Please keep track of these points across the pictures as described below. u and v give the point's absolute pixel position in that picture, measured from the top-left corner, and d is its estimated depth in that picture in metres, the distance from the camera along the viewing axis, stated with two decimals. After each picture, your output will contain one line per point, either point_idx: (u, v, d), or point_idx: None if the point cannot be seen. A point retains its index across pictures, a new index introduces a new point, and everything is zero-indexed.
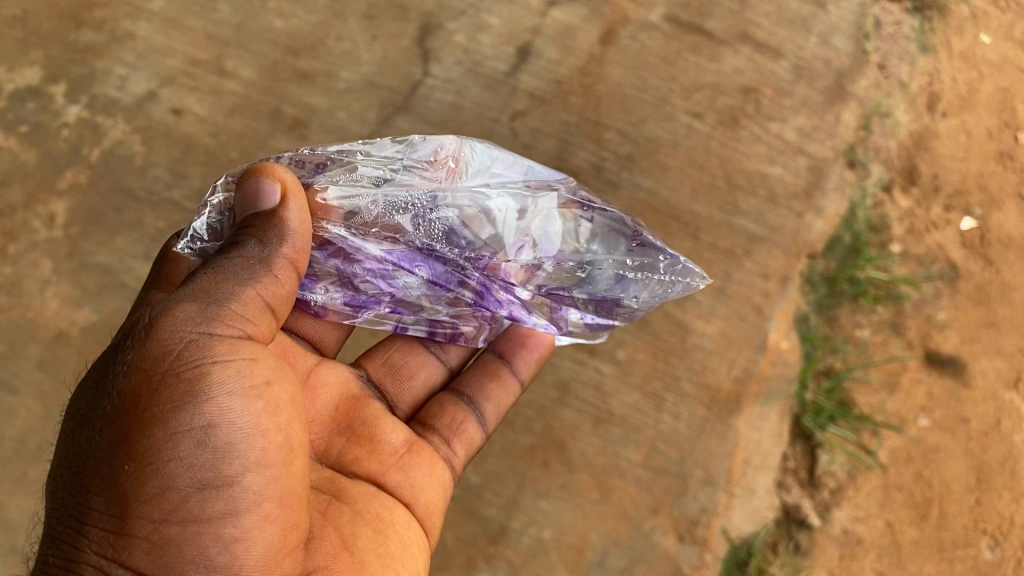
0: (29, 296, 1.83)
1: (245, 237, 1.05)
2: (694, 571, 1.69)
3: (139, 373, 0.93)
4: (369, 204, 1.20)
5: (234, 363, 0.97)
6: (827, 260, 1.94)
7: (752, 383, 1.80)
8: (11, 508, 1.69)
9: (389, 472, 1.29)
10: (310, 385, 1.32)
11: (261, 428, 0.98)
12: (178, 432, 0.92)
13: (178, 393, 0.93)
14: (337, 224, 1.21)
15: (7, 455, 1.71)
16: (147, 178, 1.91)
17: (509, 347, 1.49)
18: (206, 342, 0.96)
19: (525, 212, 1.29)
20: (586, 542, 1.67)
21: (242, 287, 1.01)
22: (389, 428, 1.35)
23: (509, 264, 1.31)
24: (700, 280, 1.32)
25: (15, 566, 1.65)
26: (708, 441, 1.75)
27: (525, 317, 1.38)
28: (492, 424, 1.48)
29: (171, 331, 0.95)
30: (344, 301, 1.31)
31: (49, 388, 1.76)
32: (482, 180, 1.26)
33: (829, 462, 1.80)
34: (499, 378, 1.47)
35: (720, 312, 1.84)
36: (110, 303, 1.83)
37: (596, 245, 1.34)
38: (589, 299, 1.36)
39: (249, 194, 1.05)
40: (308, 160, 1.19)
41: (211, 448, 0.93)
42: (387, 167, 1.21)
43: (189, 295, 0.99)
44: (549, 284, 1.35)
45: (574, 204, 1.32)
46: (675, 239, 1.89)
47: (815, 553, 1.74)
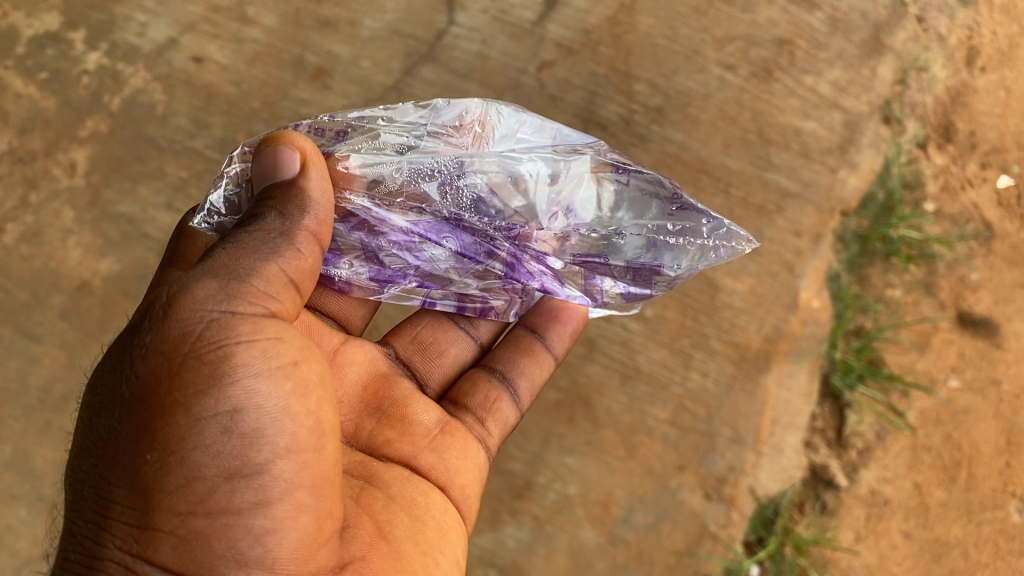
0: (52, 245, 1.81)
1: (265, 208, 1.00)
2: (721, 529, 1.67)
3: (159, 357, 0.89)
4: (393, 171, 1.18)
5: (259, 344, 0.92)
6: (860, 217, 1.90)
7: (782, 342, 1.77)
8: (37, 457, 1.68)
9: (422, 454, 1.24)
10: (336, 365, 1.28)
11: (290, 411, 0.93)
12: (202, 419, 0.87)
13: (201, 377, 0.88)
14: (360, 193, 1.18)
15: (32, 405, 1.71)
16: (169, 126, 1.88)
17: (541, 320, 1.43)
18: (228, 322, 0.91)
19: (557, 178, 1.24)
20: (611, 499, 1.66)
21: (264, 262, 0.95)
22: (420, 408, 1.29)
23: (540, 232, 1.27)
24: (745, 243, 1.26)
25: (40, 516, 1.65)
26: (737, 398, 1.73)
27: (558, 289, 1.32)
28: (527, 401, 1.43)
29: (191, 310, 0.90)
30: (369, 276, 1.26)
31: (73, 338, 1.75)
32: (511, 144, 1.22)
33: (858, 422, 1.77)
34: (534, 354, 1.42)
35: (751, 269, 1.80)
36: (133, 253, 1.81)
37: (630, 211, 1.28)
38: (626, 267, 1.29)
39: (268, 164, 1.00)
40: (328, 128, 1.18)
41: (238, 435, 0.89)
42: (411, 134, 1.19)
43: (208, 272, 0.93)
44: (583, 252, 1.29)
45: (608, 167, 1.27)
46: (705, 194, 1.86)
47: (841, 513, 1.73)
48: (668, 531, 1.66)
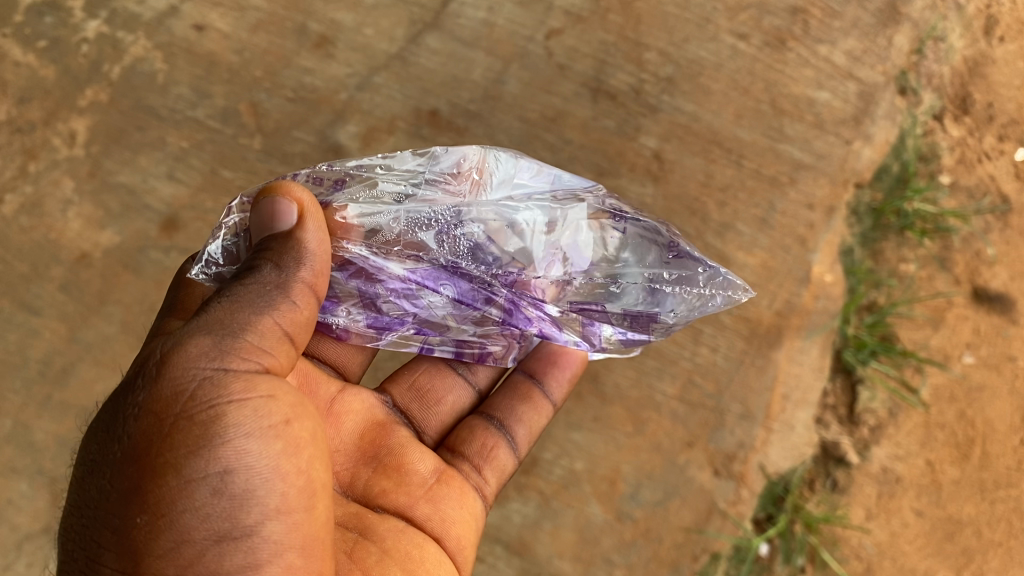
0: (52, 216, 1.79)
1: (260, 262, 0.98)
2: (730, 506, 1.65)
3: (151, 417, 0.88)
4: (390, 221, 1.14)
5: (250, 403, 0.90)
6: (874, 190, 1.86)
7: (794, 317, 1.74)
8: (37, 430, 1.66)
9: (418, 505, 1.21)
10: (333, 414, 1.26)
11: (280, 470, 0.91)
12: (192, 480, 0.86)
13: (193, 437, 0.87)
14: (357, 243, 1.14)
15: (32, 378, 1.69)
16: (170, 96, 1.84)
17: (540, 366, 1.40)
18: (221, 380, 0.90)
19: (554, 225, 1.18)
20: (619, 475, 1.63)
21: (258, 317, 0.94)
22: (417, 457, 1.26)
23: (539, 280, 1.20)
24: (743, 293, 1.20)
25: (41, 490, 1.63)
26: (747, 374, 1.69)
27: (556, 335, 1.25)
28: (524, 449, 1.40)
29: (184, 369, 0.89)
30: (367, 323, 1.22)
31: (73, 310, 1.72)
32: (510, 191, 1.18)
33: (871, 399, 1.74)
34: (532, 400, 1.39)
35: (763, 244, 1.78)
36: (133, 225, 1.78)
37: (627, 257, 1.22)
38: (624, 314, 1.22)
39: (264, 216, 0.99)
40: (326, 177, 1.14)
41: (227, 496, 0.87)
42: (408, 182, 1.15)
43: (202, 328, 0.93)
44: (580, 299, 1.23)
45: (605, 214, 1.21)
46: (717, 166, 1.82)
47: (852, 490, 1.70)
48: (677, 508, 1.64)
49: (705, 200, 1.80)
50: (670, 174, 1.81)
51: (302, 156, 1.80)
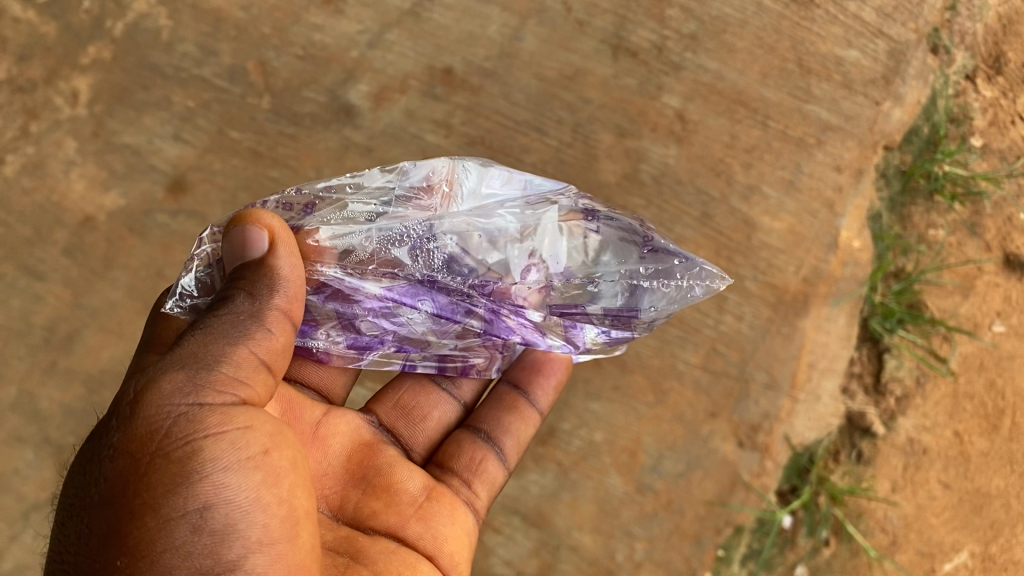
0: (54, 178, 1.73)
1: (235, 290, 0.93)
2: (754, 477, 1.60)
3: (127, 457, 0.83)
4: (363, 240, 1.07)
5: (228, 435, 0.85)
6: (903, 153, 1.79)
7: (821, 285, 1.68)
8: (42, 398, 1.62)
9: (410, 524, 1.13)
10: (318, 438, 1.17)
11: (262, 502, 0.85)
12: (170, 519, 0.81)
13: (169, 476, 0.82)
14: (331, 264, 1.06)
15: (37, 344, 1.65)
16: (175, 53, 1.78)
17: (524, 375, 1.35)
18: (196, 415, 0.85)
19: (528, 230, 1.13)
20: (640, 446, 1.59)
21: (232, 347, 0.89)
22: (405, 475, 1.19)
23: (517, 287, 1.14)
24: (720, 280, 1.14)
25: (47, 459, 1.60)
26: (773, 342, 1.64)
27: (539, 341, 1.18)
28: (514, 461, 1.33)
29: (158, 406, 0.85)
30: (347, 345, 1.15)
31: (78, 275, 1.68)
32: (480, 202, 1.12)
33: (897, 368, 1.68)
34: (518, 410, 1.33)
35: (789, 207, 1.72)
36: (138, 187, 1.72)
37: (603, 256, 1.16)
38: (605, 313, 1.16)
39: (236, 245, 0.94)
40: (295, 201, 1.07)
41: (208, 533, 0.82)
42: (378, 200, 1.08)
43: (175, 362, 0.87)
44: (561, 302, 1.16)
45: (578, 214, 1.16)
46: (742, 127, 1.76)
47: (878, 462, 1.65)
48: (699, 480, 1.59)
49: (729, 162, 1.74)
50: (694, 135, 1.75)
51: (312, 116, 1.74)
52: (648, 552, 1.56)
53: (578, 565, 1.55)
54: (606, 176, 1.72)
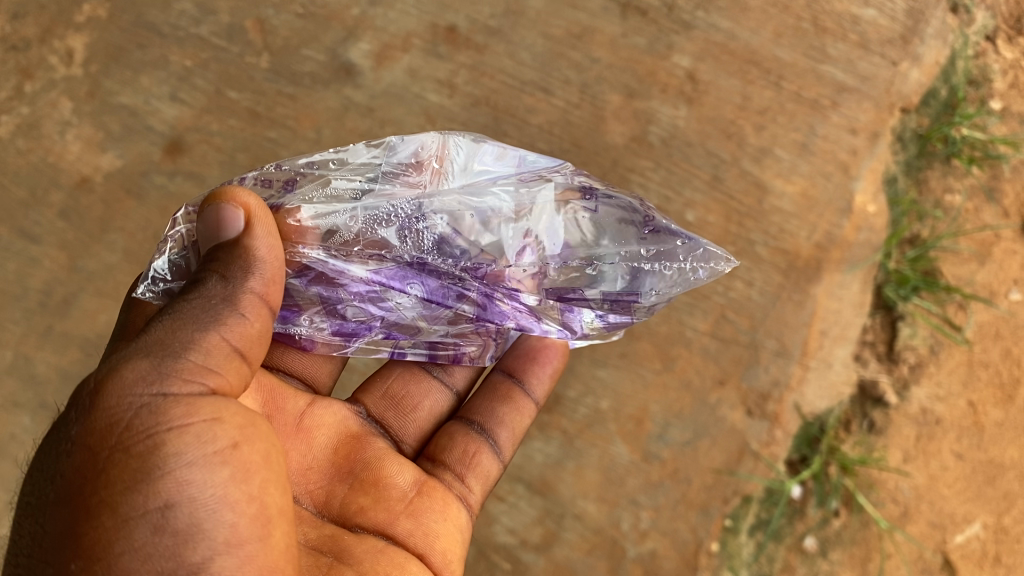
0: (49, 139, 1.69)
1: (207, 273, 0.87)
2: (763, 447, 1.56)
3: (86, 452, 0.78)
4: (347, 220, 1.02)
5: (193, 427, 0.79)
6: (920, 115, 1.74)
7: (834, 250, 1.64)
8: (39, 362, 1.60)
9: (399, 520, 1.08)
10: (303, 430, 1.12)
11: (229, 499, 0.79)
12: (129, 519, 0.75)
13: (129, 472, 0.76)
14: (314, 246, 1.01)
15: (33, 308, 1.61)
16: (172, 12, 1.73)
17: (519, 363, 1.28)
18: (160, 406, 0.79)
19: (524, 210, 1.07)
20: (646, 414, 1.54)
21: (202, 333, 0.83)
22: (395, 469, 1.13)
23: (511, 270, 1.08)
24: (726, 262, 1.08)
25: (44, 423, 1.57)
26: (783, 309, 1.59)
27: (533, 325, 1.13)
28: (509, 453, 1.27)
29: (119, 396, 0.79)
30: (332, 331, 1.11)
31: (74, 238, 1.64)
32: (471, 179, 1.07)
33: (911, 336, 1.64)
34: (513, 400, 1.27)
35: (802, 170, 1.67)
36: (135, 149, 1.68)
37: (600, 238, 1.10)
38: (604, 297, 1.11)
39: (209, 224, 0.88)
40: (275, 178, 1.02)
41: (170, 533, 0.75)
42: (364, 176, 1.03)
43: (140, 350, 0.82)
44: (559, 287, 1.10)
45: (575, 193, 1.10)
46: (754, 88, 1.70)
47: (890, 432, 1.61)
48: (707, 448, 1.55)
49: (741, 123, 1.69)
50: (705, 96, 1.70)
51: (312, 76, 1.70)
52: (654, 521, 1.53)
53: (582, 534, 1.51)
54: (614, 139, 1.67)
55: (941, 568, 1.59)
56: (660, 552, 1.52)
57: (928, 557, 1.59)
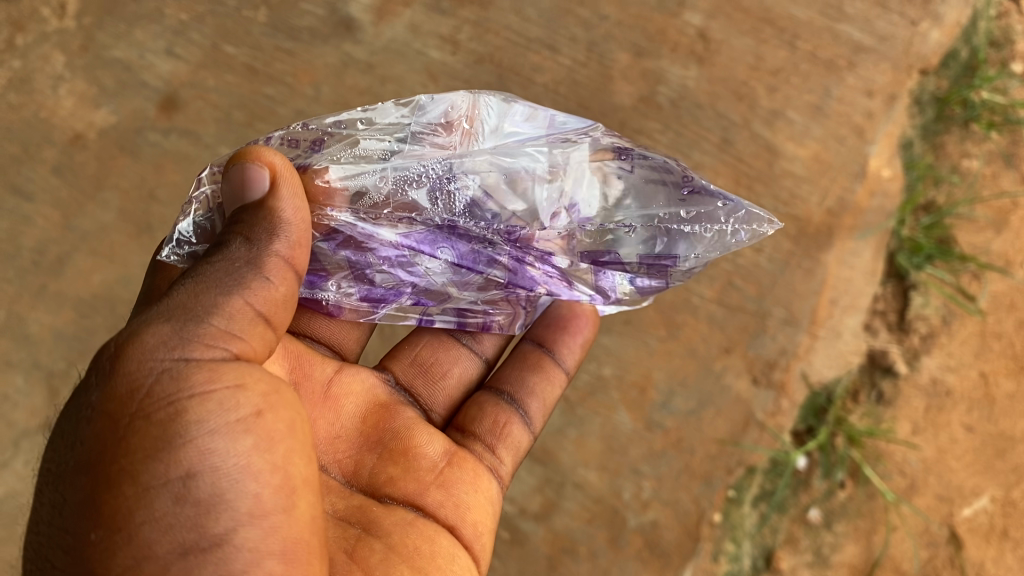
0: (41, 94, 1.64)
1: (230, 237, 0.83)
2: (769, 417, 1.51)
3: (104, 419, 0.72)
4: (377, 181, 0.97)
5: (217, 394, 0.74)
6: (939, 78, 1.68)
7: (847, 217, 1.59)
8: (32, 322, 1.55)
9: (429, 491, 1.03)
10: (330, 398, 1.08)
11: (253, 469, 0.73)
12: (150, 488, 0.69)
13: (149, 439, 0.71)
14: (343, 208, 0.97)
15: (25, 267, 1.57)
16: None
17: (549, 333, 1.24)
18: (182, 371, 0.74)
19: (557, 171, 1.03)
20: (650, 381, 1.49)
21: (225, 296, 0.78)
22: (425, 439, 1.09)
23: (543, 233, 1.06)
24: (768, 224, 1.03)
25: (38, 384, 1.52)
26: (792, 276, 1.54)
27: (564, 291, 1.12)
28: (540, 425, 1.23)
29: (139, 361, 0.74)
30: (360, 297, 1.06)
31: (67, 196, 1.60)
32: (502, 140, 1.02)
33: (923, 306, 1.60)
34: (544, 369, 1.23)
35: (815, 133, 1.62)
36: (130, 105, 1.63)
37: (630, 200, 1.05)
38: (640, 261, 1.08)
39: (234, 186, 0.84)
40: (302, 138, 0.96)
41: (192, 504, 0.70)
42: (393, 137, 0.98)
43: (161, 314, 0.77)
44: (592, 250, 1.08)
45: (610, 153, 1.05)
46: (767, 47, 1.65)
47: (899, 403, 1.58)
48: (711, 419, 1.49)
49: (753, 84, 1.63)
50: (716, 55, 1.64)
51: (311, 31, 1.65)
52: (656, 491, 1.46)
53: (582, 504, 1.45)
54: (622, 99, 1.61)
55: (948, 541, 1.55)
56: (661, 523, 1.45)
57: (934, 530, 1.55)
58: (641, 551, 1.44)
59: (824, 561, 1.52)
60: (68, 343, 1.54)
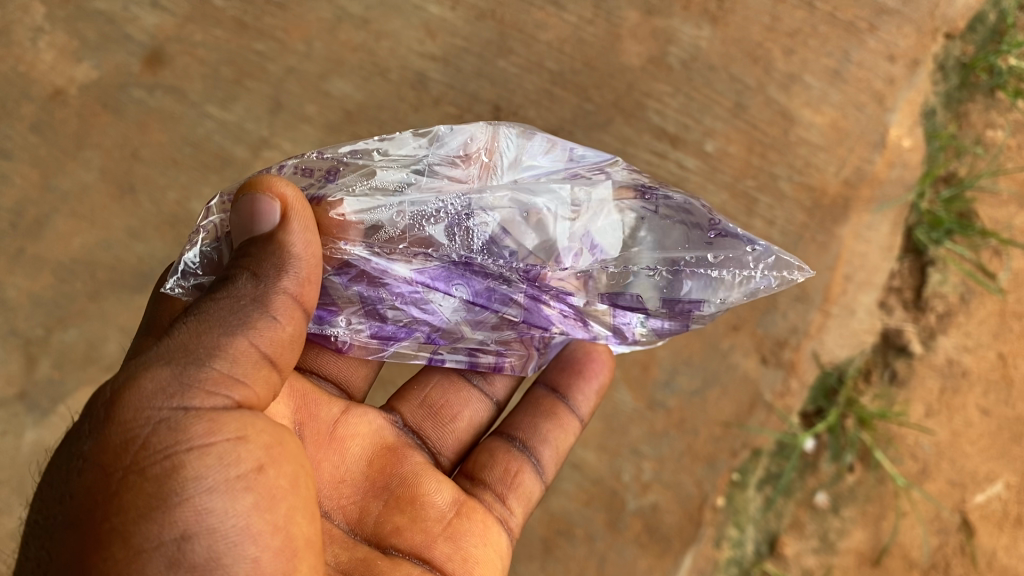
0: (20, 46, 1.56)
1: (237, 271, 0.80)
2: (777, 398, 1.43)
3: (97, 471, 0.71)
4: (392, 216, 0.92)
5: (216, 448, 0.72)
6: (965, 42, 1.59)
7: (864, 188, 1.51)
8: (9, 287, 1.47)
9: (437, 544, 0.99)
10: (335, 439, 1.03)
11: (252, 531, 0.72)
12: (142, 551, 0.68)
13: (143, 497, 0.69)
14: (356, 242, 0.92)
15: (3, 230, 1.50)
16: None
17: (563, 378, 1.19)
18: (180, 422, 0.72)
19: (579, 209, 0.96)
20: (653, 359, 1.42)
21: (229, 338, 0.76)
22: (433, 487, 1.05)
23: (562, 274, 0.99)
24: (799, 271, 0.96)
25: (14, 351, 1.45)
26: (806, 251, 1.47)
27: (579, 330, 1.06)
28: (551, 474, 1.19)
29: (136, 409, 0.72)
30: (370, 334, 1.02)
31: (47, 155, 1.52)
32: (520, 175, 0.96)
33: (941, 283, 1.53)
34: (557, 414, 1.18)
35: (833, 100, 1.53)
36: (112, 59, 1.55)
37: (650, 240, 0.99)
38: (662, 303, 1.00)
39: (244, 216, 0.81)
40: (316, 167, 0.92)
41: (186, 569, 0.69)
42: (408, 168, 0.93)
43: (161, 357, 0.75)
44: (612, 290, 1.01)
45: (631, 190, 1.00)
46: (785, 7, 1.55)
47: (913, 384, 1.51)
48: (716, 399, 1.41)
49: (769, 46, 1.54)
50: (730, 14, 1.55)
51: None
52: (658, 473, 1.40)
53: (580, 485, 1.39)
54: (630, 60, 1.53)
55: (959, 528, 1.49)
56: (662, 507, 1.39)
57: (945, 516, 1.49)
58: (640, 535, 1.38)
59: (831, 547, 1.46)
60: (45, 308, 1.47)
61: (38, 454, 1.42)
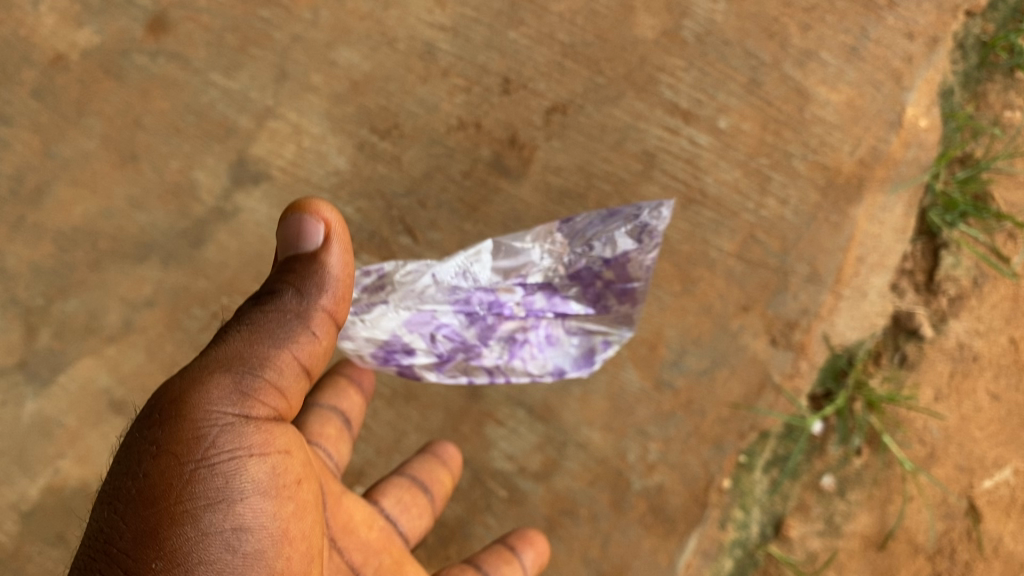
0: (21, 10, 1.53)
1: (283, 284, 0.88)
2: (785, 379, 1.41)
3: (170, 457, 0.83)
4: (389, 315, 1.09)
5: (270, 459, 0.88)
6: (985, 21, 1.56)
7: (879, 168, 1.48)
8: (9, 255, 1.45)
9: None
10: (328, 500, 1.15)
11: (288, 534, 0.90)
12: (207, 534, 0.83)
13: (211, 490, 0.84)
14: (352, 338, 1.10)
15: (3, 197, 1.48)
16: None
17: (503, 550, 1.28)
18: (241, 428, 0.85)
19: (509, 263, 1.13)
20: (661, 339, 1.40)
21: (278, 351, 0.86)
22: None
23: (515, 329, 1.17)
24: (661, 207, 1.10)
25: (14, 322, 1.43)
26: (818, 231, 1.44)
27: (545, 343, 1.20)
28: None
29: (205, 411, 0.84)
30: (373, 352, 1.12)
31: (48, 121, 1.50)
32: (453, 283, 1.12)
33: (954, 266, 1.51)
34: (508, 564, 1.27)
35: (849, 77, 1.50)
36: (115, 24, 1.52)
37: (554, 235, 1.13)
38: (576, 283, 1.15)
39: (291, 228, 0.87)
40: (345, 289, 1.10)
41: (241, 556, 0.85)
42: (380, 298, 1.10)
43: (221, 362, 0.85)
44: (542, 293, 1.15)
45: (549, 228, 1.13)
46: None
47: (922, 367, 1.50)
48: (725, 379, 1.40)
49: (785, 21, 1.51)
50: None
51: None
52: (663, 454, 1.38)
53: (585, 465, 1.37)
54: (644, 33, 1.50)
55: (965, 513, 1.48)
56: (668, 488, 1.38)
57: (952, 501, 1.48)
58: (644, 516, 1.37)
59: (836, 530, 1.45)
60: (49, 277, 1.44)
61: (38, 425, 1.39)
